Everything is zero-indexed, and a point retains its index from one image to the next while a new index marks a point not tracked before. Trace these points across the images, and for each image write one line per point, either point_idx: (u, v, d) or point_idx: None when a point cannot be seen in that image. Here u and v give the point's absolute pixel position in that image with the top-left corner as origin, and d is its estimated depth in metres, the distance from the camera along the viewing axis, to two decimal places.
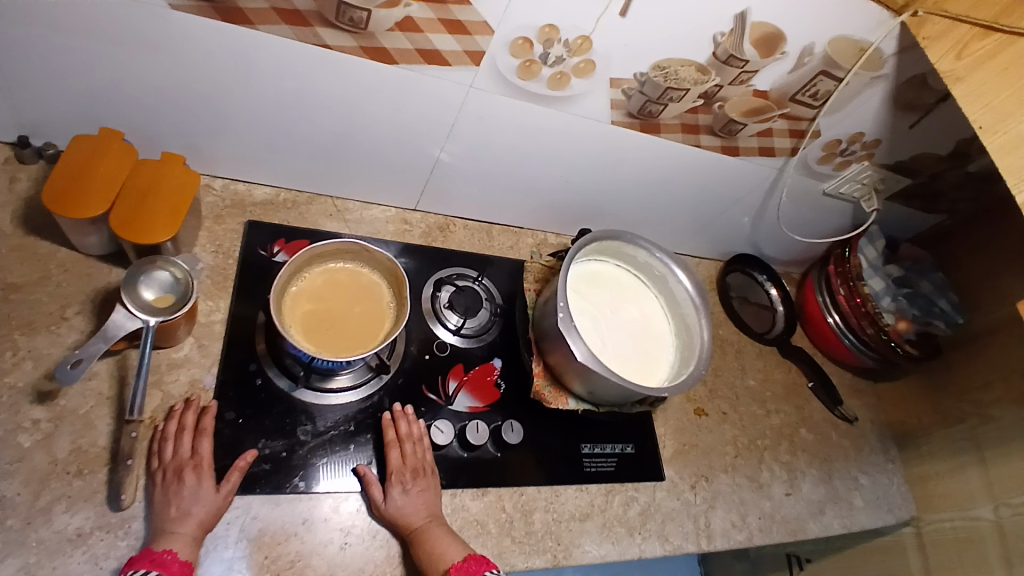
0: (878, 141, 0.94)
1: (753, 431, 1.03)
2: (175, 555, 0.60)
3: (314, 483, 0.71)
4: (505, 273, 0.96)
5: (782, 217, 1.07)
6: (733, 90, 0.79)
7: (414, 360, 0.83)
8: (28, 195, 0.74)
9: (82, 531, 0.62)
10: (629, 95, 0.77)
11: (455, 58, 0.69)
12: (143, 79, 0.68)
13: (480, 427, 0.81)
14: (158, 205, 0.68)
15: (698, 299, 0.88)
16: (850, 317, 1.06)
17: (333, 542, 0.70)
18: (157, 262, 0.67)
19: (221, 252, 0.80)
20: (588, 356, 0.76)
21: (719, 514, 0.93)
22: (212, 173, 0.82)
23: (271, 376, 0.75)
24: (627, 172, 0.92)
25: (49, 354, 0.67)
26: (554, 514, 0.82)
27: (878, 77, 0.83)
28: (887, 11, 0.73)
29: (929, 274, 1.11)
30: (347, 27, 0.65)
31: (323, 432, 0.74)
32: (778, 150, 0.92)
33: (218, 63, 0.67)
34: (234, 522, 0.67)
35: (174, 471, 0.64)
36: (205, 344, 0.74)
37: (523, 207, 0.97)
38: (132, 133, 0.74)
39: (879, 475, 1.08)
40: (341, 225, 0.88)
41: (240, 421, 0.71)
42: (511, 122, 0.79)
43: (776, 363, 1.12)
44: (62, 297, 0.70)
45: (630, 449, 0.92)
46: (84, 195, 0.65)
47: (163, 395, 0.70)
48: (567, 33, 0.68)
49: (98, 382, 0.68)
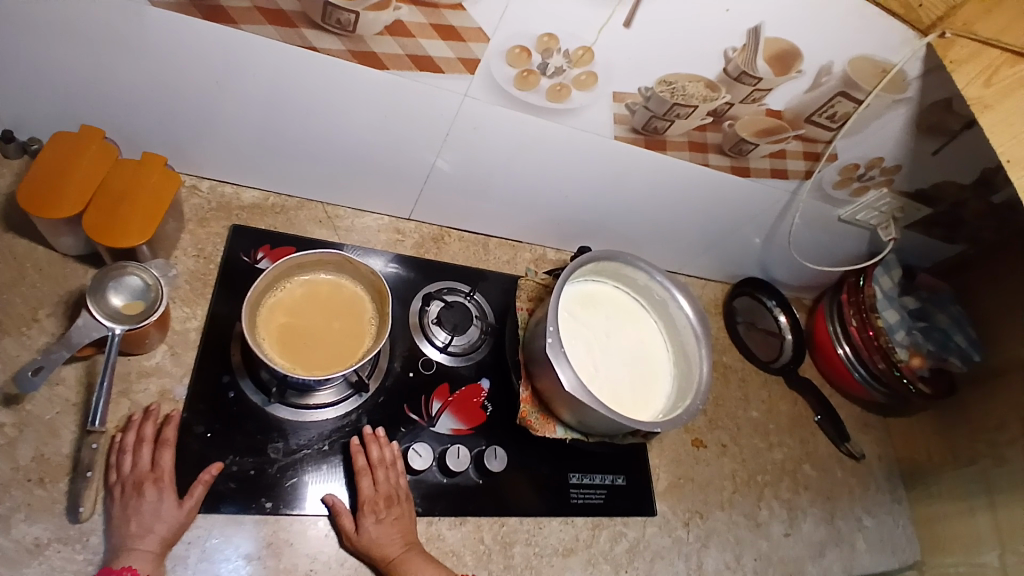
0: (898, 167, 0.89)
1: (754, 466, 0.98)
2: (135, 574, 0.57)
3: (281, 504, 0.68)
4: (499, 289, 0.92)
5: (793, 241, 1.03)
6: (745, 108, 0.75)
7: (396, 378, 0.80)
8: (8, 191, 0.72)
9: (39, 542, 0.59)
10: (633, 110, 0.73)
11: (448, 65, 0.66)
12: (125, 77, 0.65)
13: (461, 453, 0.77)
14: (132, 207, 0.65)
15: (699, 327, 0.83)
16: (861, 350, 1.01)
17: (298, 567, 0.67)
18: (128, 268, 0.65)
19: (203, 256, 0.77)
20: (576, 386, 0.72)
21: (712, 554, 0.88)
22: (199, 174, 0.80)
23: (244, 389, 0.72)
24: (630, 189, 0.88)
25: (18, 357, 0.64)
26: (535, 548, 0.78)
27: (900, 100, 0.78)
28: (913, 31, 0.68)
29: (947, 307, 1.05)
30: (334, 29, 0.62)
31: (295, 451, 0.71)
32: (792, 172, 0.87)
33: (203, 64, 0.64)
34: (194, 542, 0.64)
35: (133, 485, 0.61)
36: (179, 352, 0.71)
37: (521, 220, 0.93)
38: (116, 132, 0.72)
39: (885, 517, 1.02)
40: (330, 233, 0.85)
41: (209, 436, 0.68)
42: (508, 133, 0.76)
43: (782, 395, 1.06)
44: (35, 299, 0.67)
45: (621, 481, 0.87)
46: (59, 194, 0.63)
47: (130, 404, 0.67)
48: (566, 43, 0.64)
49: (64, 389, 0.65)
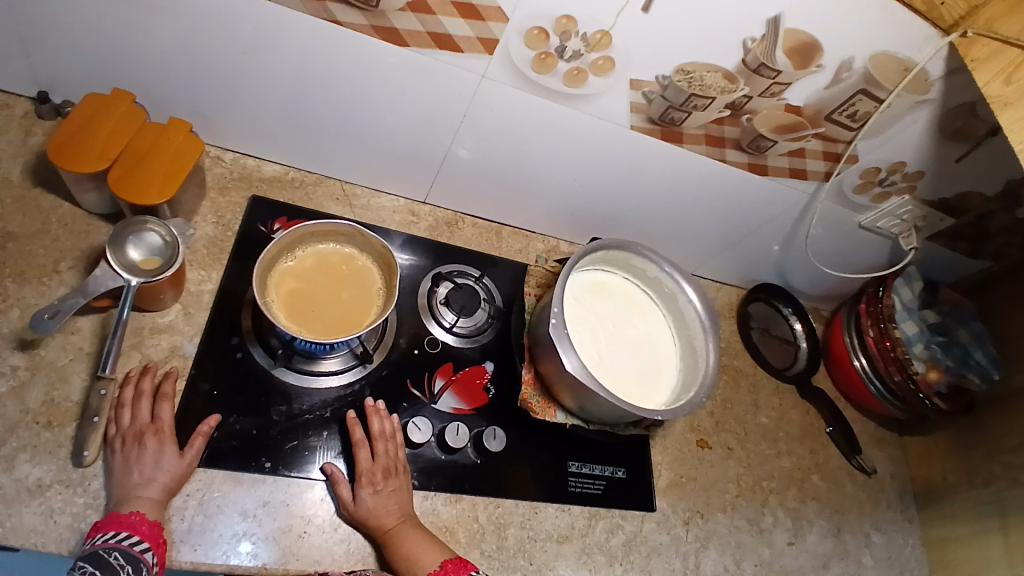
0: (922, 172, 0.87)
1: (759, 471, 0.96)
2: (143, 518, 0.59)
3: (280, 465, 0.69)
4: (509, 276, 0.93)
5: (811, 248, 1.01)
6: (762, 102, 0.75)
7: (401, 354, 0.81)
8: (41, 149, 0.75)
9: (41, 483, 0.61)
10: (650, 98, 0.74)
11: (467, 44, 0.67)
12: (158, 42, 0.68)
13: (460, 430, 0.77)
14: (155, 169, 0.69)
15: (707, 321, 0.83)
16: (877, 361, 0.98)
17: (293, 529, 0.67)
18: (147, 224, 0.67)
19: (222, 224, 0.80)
20: (580, 370, 0.72)
21: (711, 556, 0.86)
22: (223, 145, 0.83)
23: (253, 353, 0.74)
24: (645, 183, 0.88)
25: (36, 305, 0.67)
26: (530, 532, 0.78)
27: (923, 101, 0.77)
28: (935, 29, 0.68)
29: (970, 322, 1.01)
30: (358, 2, 0.63)
31: (297, 415, 0.72)
32: (811, 173, 0.86)
33: (234, 33, 0.67)
34: (193, 495, 0.65)
35: (134, 436, 0.63)
36: (191, 313, 0.74)
37: (535, 209, 0.94)
38: (145, 97, 0.75)
39: (895, 535, 0.99)
40: (346, 210, 0.87)
41: (215, 394, 0.70)
42: (523, 117, 0.77)
43: (794, 403, 1.04)
44: (58, 251, 0.71)
45: (621, 473, 0.86)
46: (88, 151, 0.67)
47: (140, 357, 0.69)
48: (585, 26, 0.65)
49: (79, 337, 0.67)
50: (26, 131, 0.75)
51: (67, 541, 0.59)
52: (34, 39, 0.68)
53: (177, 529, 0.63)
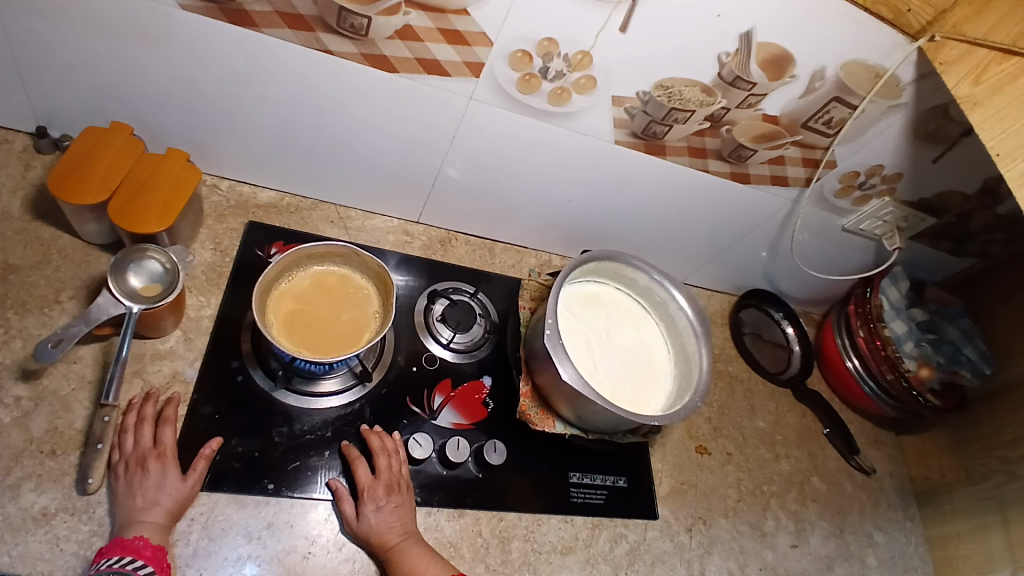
0: (900, 174, 0.90)
1: (759, 475, 0.96)
2: (146, 542, 0.59)
3: (283, 486, 0.70)
4: (504, 291, 0.94)
5: (797, 253, 1.03)
6: (741, 113, 0.77)
7: (399, 371, 0.82)
8: (40, 182, 0.77)
9: (46, 511, 0.61)
10: (632, 114, 0.76)
11: (454, 68, 0.70)
12: (153, 77, 0.70)
13: (461, 444, 0.78)
14: (153, 198, 0.71)
15: (698, 327, 0.84)
16: (869, 361, 1.00)
17: (298, 550, 0.68)
18: (148, 251, 0.69)
19: (221, 250, 0.82)
20: (577, 379, 0.73)
21: (715, 561, 0.86)
22: (219, 173, 0.85)
23: (253, 375, 0.75)
24: (632, 196, 0.90)
25: (38, 335, 0.68)
26: (533, 544, 0.78)
27: (896, 106, 0.79)
28: (902, 35, 0.70)
29: (959, 320, 1.02)
30: (348, 32, 0.66)
31: (298, 436, 0.73)
32: (793, 180, 0.89)
33: (228, 65, 0.69)
34: (197, 519, 0.65)
35: (136, 462, 0.63)
36: (191, 338, 0.75)
37: (526, 225, 0.96)
38: (142, 128, 0.77)
39: (897, 534, 1.00)
40: (341, 232, 0.89)
41: (216, 417, 0.71)
42: (510, 136, 0.79)
43: (790, 407, 1.05)
44: (59, 282, 0.72)
45: (622, 483, 0.87)
46: (87, 183, 0.69)
47: (142, 384, 0.70)
48: (566, 47, 0.68)
49: (81, 365, 0.68)
50: (25, 166, 0.77)
51: (72, 568, 0.60)
52: (33, 76, 0.70)
53: (182, 554, 0.63)
